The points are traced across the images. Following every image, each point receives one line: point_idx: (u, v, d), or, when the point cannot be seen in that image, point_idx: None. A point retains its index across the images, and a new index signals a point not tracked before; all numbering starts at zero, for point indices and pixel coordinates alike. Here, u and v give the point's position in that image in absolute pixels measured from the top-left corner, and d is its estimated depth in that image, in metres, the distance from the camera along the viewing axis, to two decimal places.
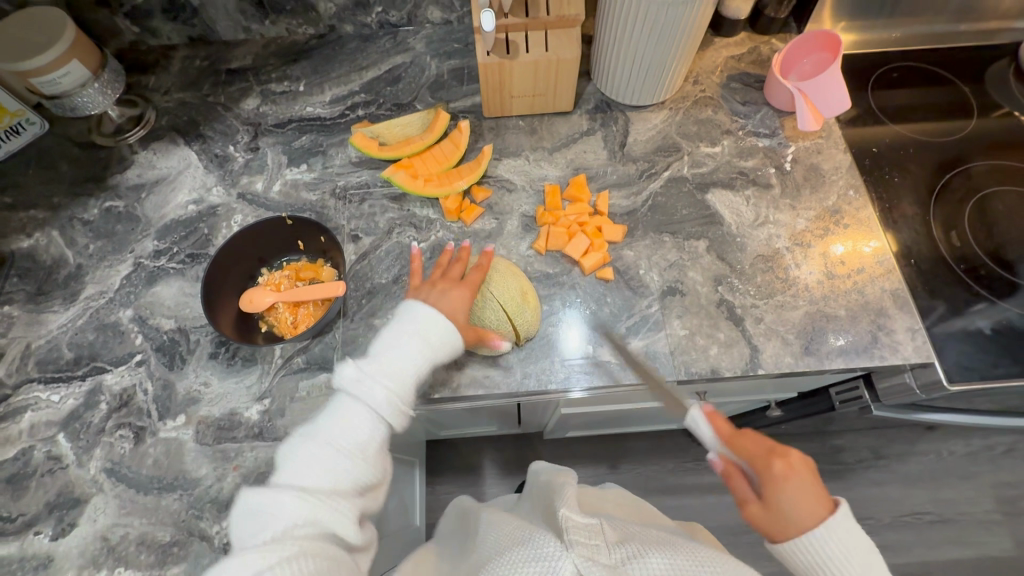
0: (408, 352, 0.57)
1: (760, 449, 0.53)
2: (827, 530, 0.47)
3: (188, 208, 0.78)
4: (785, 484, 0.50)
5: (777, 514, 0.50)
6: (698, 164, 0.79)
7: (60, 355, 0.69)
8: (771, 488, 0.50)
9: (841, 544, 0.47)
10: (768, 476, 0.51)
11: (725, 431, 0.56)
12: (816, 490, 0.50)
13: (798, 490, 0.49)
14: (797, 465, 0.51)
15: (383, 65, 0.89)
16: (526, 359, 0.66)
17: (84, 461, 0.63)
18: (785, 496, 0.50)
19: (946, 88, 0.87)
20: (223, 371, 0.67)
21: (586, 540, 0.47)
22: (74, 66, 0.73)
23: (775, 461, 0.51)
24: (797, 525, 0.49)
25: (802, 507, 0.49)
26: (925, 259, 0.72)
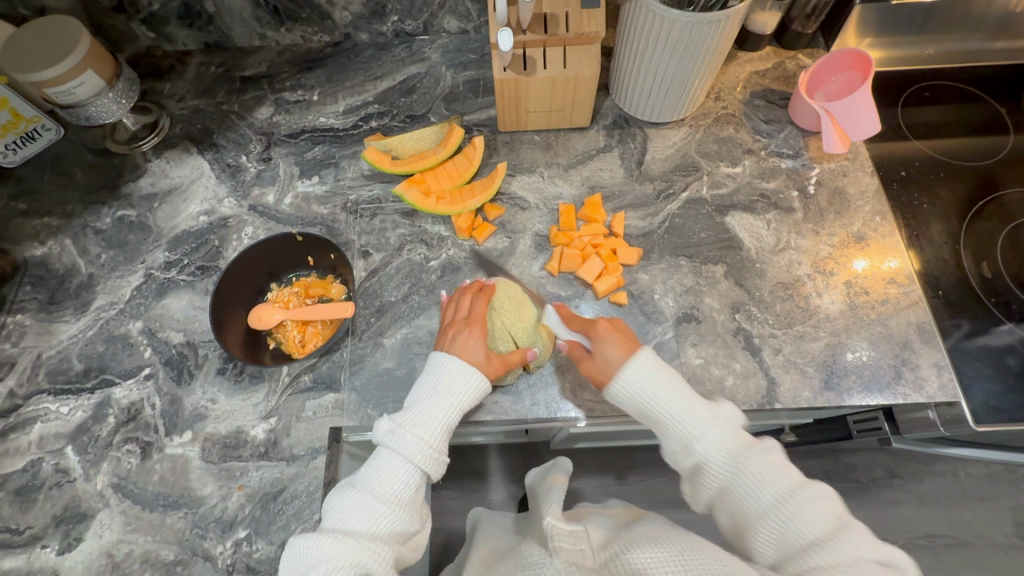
0: (440, 399, 0.57)
1: (587, 321, 0.64)
2: (637, 364, 0.57)
3: (200, 219, 0.77)
4: (604, 338, 0.60)
5: (601, 359, 0.59)
6: (718, 185, 0.77)
7: (70, 366, 0.69)
8: (595, 340, 0.61)
9: (633, 376, 0.57)
10: (593, 334, 0.61)
11: (565, 314, 0.66)
12: (629, 343, 0.60)
13: (613, 341, 0.60)
14: (615, 327, 0.62)
15: (397, 75, 0.88)
16: (535, 386, 0.65)
17: (92, 475, 0.63)
18: (602, 343, 0.60)
19: (980, 108, 0.84)
20: (230, 388, 0.66)
21: (570, 547, 0.51)
22: (89, 76, 0.72)
23: (599, 322, 0.63)
24: (613, 366, 0.59)
25: (618, 352, 0.59)
26: (954, 290, 0.70)
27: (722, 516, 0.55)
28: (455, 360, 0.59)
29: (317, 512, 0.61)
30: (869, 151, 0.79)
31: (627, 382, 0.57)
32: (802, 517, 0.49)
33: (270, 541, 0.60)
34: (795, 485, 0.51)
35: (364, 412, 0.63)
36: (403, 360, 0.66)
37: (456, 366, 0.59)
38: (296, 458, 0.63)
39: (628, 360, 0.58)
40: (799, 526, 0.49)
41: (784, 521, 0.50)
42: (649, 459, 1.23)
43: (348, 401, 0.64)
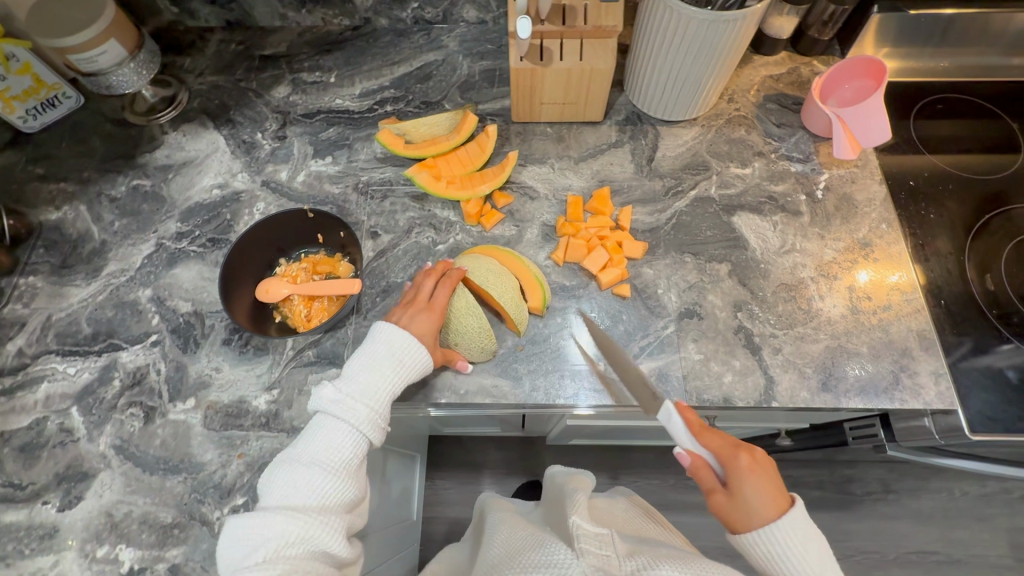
0: (381, 369, 0.58)
1: (724, 441, 0.53)
2: (790, 524, 0.49)
3: (213, 193, 0.78)
4: (750, 477, 0.51)
5: (742, 505, 0.50)
6: (727, 185, 0.78)
7: (79, 329, 0.70)
8: (737, 480, 0.51)
9: (784, 543, 0.49)
10: (735, 471, 0.51)
11: (694, 423, 0.54)
12: (776, 486, 0.51)
13: (759, 484, 0.51)
14: (762, 462, 0.52)
15: (414, 61, 0.88)
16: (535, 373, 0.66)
17: (95, 436, 0.64)
18: (746, 489, 0.51)
19: (991, 123, 0.84)
20: (235, 358, 0.67)
21: (595, 551, 0.48)
22: (111, 45, 0.73)
23: (740, 455, 0.52)
24: (754, 514, 0.50)
25: (767, 505, 0.50)
26: (957, 301, 0.70)
27: None
28: (402, 334, 0.59)
29: None
30: (879, 159, 0.79)
31: (773, 544, 0.49)
32: None
33: None
34: None
35: None
36: None
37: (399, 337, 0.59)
38: (296, 431, 0.64)
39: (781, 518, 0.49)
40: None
41: None
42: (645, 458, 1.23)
43: None
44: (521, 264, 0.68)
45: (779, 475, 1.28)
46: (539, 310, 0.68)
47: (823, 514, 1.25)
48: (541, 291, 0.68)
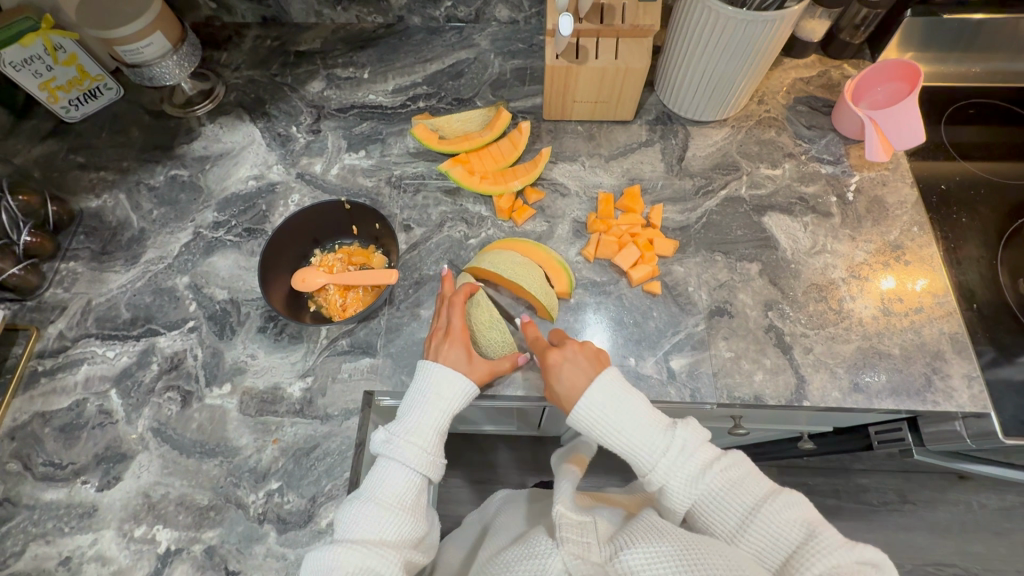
0: (430, 408, 0.58)
1: (543, 342, 0.62)
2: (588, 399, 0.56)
3: (249, 183, 0.80)
4: (557, 369, 0.59)
5: (556, 392, 0.58)
6: (757, 186, 0.78)
7: (118, 314, 0.71)
8: (550, 370, 0.59)
9: (587, 415, 0.55)
10: (545, 362, 0.60)
11: (531, 335, 0.64)
12: (584, 371, 0.58)
13: (564, 372, 0.58)
14: (568, 352, 0.59)
15: (446, 59, 0.90)
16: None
17: (133, 418, 0.65)
18: (555, 377, 0.58)
19: (1023, 130, 0.84)
20: (270, 346, 0.68)
21: (577, 538, 0.49)
22: (156, 38, 0.75)
23: (550, 351, 0.60)
24: (566, 397, 0.57)
25: (570, 386, 0.57)
26: (990, 305, 0.70)
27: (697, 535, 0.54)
28: (444, 372, 0.59)
29: (347, 470, 0.63)
30: (910, 163, 0.79)
31: (583, 420, 0.56)
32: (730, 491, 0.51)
33: (301, 494, 0.62)
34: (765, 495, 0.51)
35: (397, 377, 0.65)
36: None
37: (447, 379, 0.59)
38: (329, 418, 0.65)
39: (579, 396, 0.56)
40: (775, 536, 0.49)
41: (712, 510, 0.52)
42: None
43: (383, 365, 0.66)
44: (540, 252, 0.70)
45: (794, 482, 1.27)
46: (567, 294, 0.69)
47: (839, 523, 1.24)
48: (565, 274, 0.69)
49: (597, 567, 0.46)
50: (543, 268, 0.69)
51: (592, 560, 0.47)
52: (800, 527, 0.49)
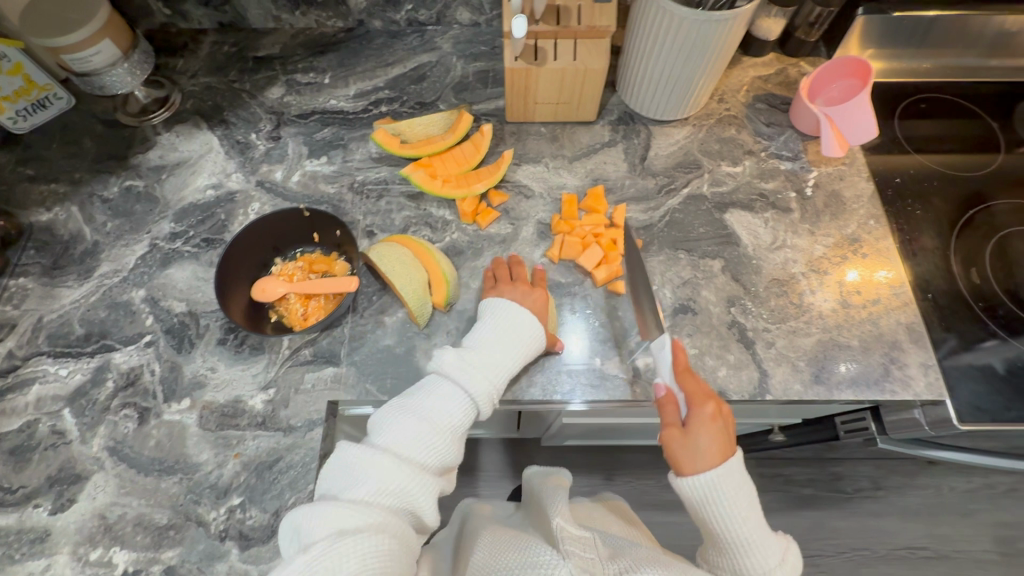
0: (418, 424, 0.54)
1: (701, 390, 0.57)
2: (728, 474, 0.52)
3: (207, 193, 0.78)
4: (708, 429, 0.54)
5: (689, 445, 0.53)
6: (718, 183, 0.79)
7: (71, 330, 0.69)
8: (694, 424, 0.54)
9: (720, 490, 0.51)
10: (695, 415, 0.55)
11: (683, 365, 0.59)
12: (729, 441, 0.54)
13: (713, 434, 0.54)
14: (724, 417, 0.56)
15: (408, 63, 0.89)
16: (474, 359, 0.58)
17: (88, 438, 0.63)
18: (699, 432, 0.54)
19: (972, 123, 0.87)
20: (230, 358, 0.67)
21: (580, 553, 0.48)
22: (105, 45, 0.73)
23: (707, 405, 0.55)
24: (700, 457, 0.53)
25: (714, 450, 0.53)
26: (944, 295, 0.71)
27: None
28: (432, 392, 0.57)
29: (311, 482, 0.61)
30: (865, 158, 0.81)
31: (715, 492, 0.52)
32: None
33: (264, 509, 0.60)
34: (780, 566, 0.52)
35: (362, 387, 0.65)
36: (403, 338, 0.67)
37: (432, 391, 0.57)
38: (292, 430, 0.64)
39: (721, 465, 0.52)
40: None
41: None
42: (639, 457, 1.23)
43: (348, 374, 0.65)
44: (432, 258, 0.68)
45: (770, 473, 1.29)
46: (443, 305, 0.68)
47: (814, 512, 1.26)
48: (445, 287, 0.67)
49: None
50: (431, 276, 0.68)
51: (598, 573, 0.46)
52: None
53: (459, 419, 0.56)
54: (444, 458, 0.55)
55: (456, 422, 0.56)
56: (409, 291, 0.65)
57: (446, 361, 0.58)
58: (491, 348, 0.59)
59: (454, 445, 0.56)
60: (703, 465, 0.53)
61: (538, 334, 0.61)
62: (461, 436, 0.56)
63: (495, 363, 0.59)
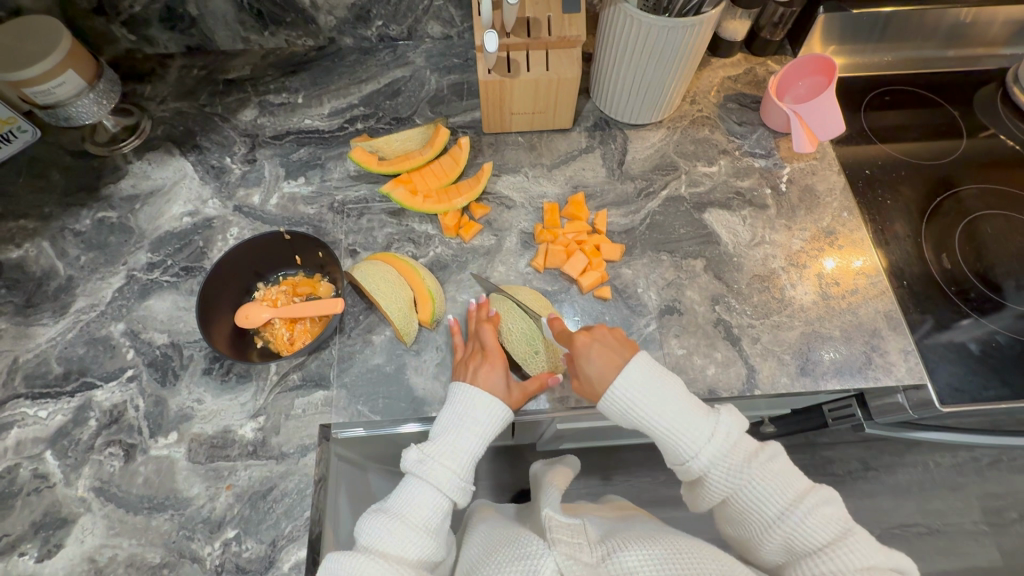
0: (409, 520, 0.52)
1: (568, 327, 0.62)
2: (622, 381, 0.55)
3: (183, 220, 0.77)
4: (587, 352, 0.59)
5: (589, 379, 0.58)
6: (695, 183, 0.80)
7: (49, 369, 0.67)
8: (575, 356, 0.59)
9: (624, 398, 0.55)
10: (573, 348, 0.60)
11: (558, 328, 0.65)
12: (612, 350, 0.59)
13: (596, 349, 0.59)
14: (596, 334, 0.60)
15: (382, 79, 0.89)
16: (443, 453, 0.55)
17: (72, 480, 0.61)
18: (585, 360, 0.58)
19: (934, 111, 0.89)
20: (217, 388, 0.66)
21: (568, 539, 0.49)
22: (69, 76, 0.72)
23: (577, 335, 0.60)
24: (598, 381, 0.57)
25: (602, 368, 0.57)
26: (918, 280, 0.73)
27: (733, 525, 0.56)
28: (416, 492, 0.54)
29: (308, 509, 0.61)
30: (835, 151, 0.83)
31: (621, 401, 0.55)
32: (764, 481, 0.52)
33: (260, 540, 0.59)
34: (801, 492, 0.52)
35: (355, 408, 0.64)
36: (393, 357, 0.67)
37: (407, 488, 0.55)
38: (285, 456, 0.63)
39: (614, 373, 0.57)
40: (814, 531, 0.50)
41: (752, 501, 0.53)
42: (635, 456, 1.24)
43: (338, 397, 0.65)
44: (417, 276, 0.68)
45: None
46: (431, 323, 0.67)
47: None
48: (432, 304, 0.67)
49: (590, 568, 0.46)
50: (416, 293, 0.68)
51: (583, 559, 0.47)
52: (837, 523, 0.50)
53: (431, 512, 0.54)
54: (427, 551, 0.52)
55: (431, 516, 0.53)
56: (394, 310, 0.64)
57: (414, 460, 0.56)
58: (461, 438, 0.56)
59: (437, 537, 0.53)
60: (605, 385, 0.57)
61: (501, 409, 0.58)
62: (440, 530, 0.54)
63: (465, 449, 0.56)
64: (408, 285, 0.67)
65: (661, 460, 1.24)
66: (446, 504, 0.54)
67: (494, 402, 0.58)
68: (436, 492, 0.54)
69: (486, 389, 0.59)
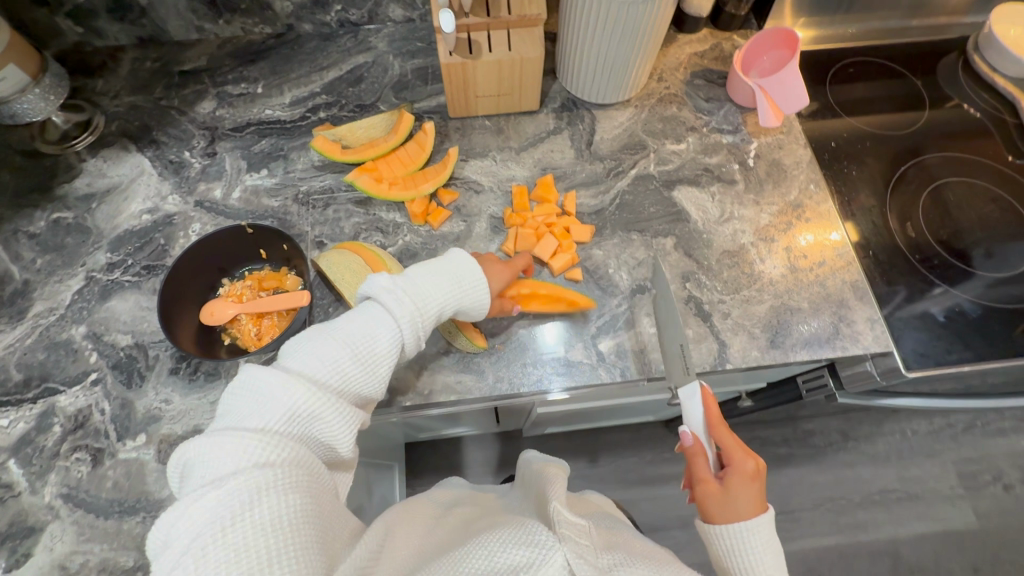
0: (318, 375, 0.51)
1: (738, 445, 0.55)
2: (762, 531, 0.52)
3: (143, 218, 0.75)
4: (746, 482, 0.54)
5: (726, 498, 0.53)
6: (664, 161, 0.80)
7: (8, 376, 0.65)
8: (731, 477, 0.54)
9: (760, 547, 0.51)
10: (733, 471, 0.54)
11: (715, 416, 0.56)
12: (761, 495, 0.54)
13: (756, 491, 0.54)
14: (759, 471, 0.55)
15: (344, 65, 0.87)
16: (411, 293, 0.57)
17: (39, 487, 0.60)
18: (736, 490, 0.53)
19: (899, 82, 0.90)
20: (185, 387, 0.65)
21: (576, 538, 0.44)
22: (9, 70, 0.69)
23: (746, 459, 0.55)
24: (736, 511, 0.53)
25: (752, 505, 0.53)
26: (883, 250, 0.74)
27: None
28: (349, 333, 0.54)
29: None
30: (801, 125, 0.83)
31: (740, 540, 0.52)
32: None
33: None
34: None
35: None
36: None
37: (367, 313, 0.56)
38: None
39: (756, 521, 0.52)
40: None
41: None
42: (620, 436, 1.26)
43: None
44: (383, 266, 0.67)
45: (747, 437, 1.34)
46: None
47: (792, 469, 1.32)
48: None
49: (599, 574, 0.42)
50: None
51: (592, 563, 0.43)
52: None
53: (380, 347, 0.55)
54: (367, 384, 0.54)
55: (378, 349, 0.54)
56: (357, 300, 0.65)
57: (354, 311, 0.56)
58: (432, 287, 0.58)
59: (379, 379, 0.55)
60: (735, 517, 0.53)
61: (479, 275, 0.60)
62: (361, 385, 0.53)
63: (408, 306, 0.56)
64: (375, 274, 0.67)
65: (645, 440, 1.26)
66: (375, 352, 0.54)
67: (475, 271, 0.60)
68: (365, 342, 0.54)
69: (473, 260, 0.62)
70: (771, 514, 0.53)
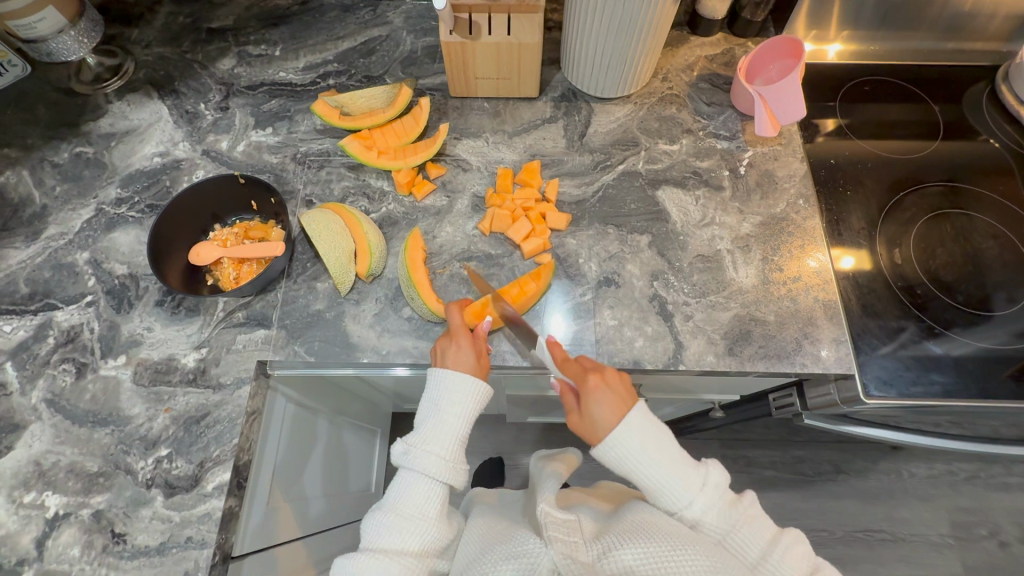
0: (400, 526, 0.53)
1: (581, 366, 0.57)
2: (627, 427, 0.52)
3: (154, 160, 0.80)
4: (594, 394, 0.54)
5: (590, 422, 0.54)
6: (654, 160, 0.80)
7: (16, 289, 0.72)
8: (586, 396, 0.55)
9: (624, 445, 0.51)
10: (585, 390, 0.55)
11: (559, 356, 0.60)
12: (625, 399, 0.55)
13: (604, 399, 0.54)
14: (610, 379, 0.56)
15: (359, 37, 0.90)
16: (428, 439, 0.56)
17: (27, 390, 0.66)
18: (593, 402, 0.54)
19: (916, 107, 0.87)
20: (167, 318, 0.70)
21: (564, 537, 0.49)
22: (49, 12, 0.75)
23: (589, 376, 0.56)
24: (602, 424, 0.53)
25: (608, 415, 0.53)
26: (865, 274, 0.72)
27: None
28: (411, 486, 0.55)
29: (236, 437, 0.64)
30: (802, 139, 0.82)
31: (618, 450, 0.52)
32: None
33: (190, 460, 0.63)
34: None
35: (291, 348, 0.68)
36: (333, 304, 0.70)
37: (400, 482, 0.56)
38: (221, 387, 0.66)
39: (619, 426, 0.52)
40: None
41: None
42: None
43: (277, 336, 0.68)
44: (361, 229, 0.71)
45: (733, 455, 1.32)
46: (367, 276, 0.70)
47: (773, 493, 1.29)
48: (370, 258, 0.70)
49: (587, 566, 0.45)
50: (357, 245, 0.70)
51: (580, 559, 0.46)
52: None
53: (427, 498, 0.54)
54: (428, 537, 0.54)
55: (424, 505, 0.54)
56: (331, 257, 0.68)
57: (400, 452, 0.56)
58: (443, 422, 0.57)
59: (438, 523, 0.55)
60: (604, 430, 0.53)
61: (475, 386, 0.58)
62: (437, 514, 0.55)
63: (446, 434, 0.56)
64: (352, 236, 0.70)
65: None
66: (438, 489, 0.55)
67: (467, 380, 0.58)
68: (425, 480, 0.55)
69: (457, 367, 0.59)
70: (636, 412, 0.53)
